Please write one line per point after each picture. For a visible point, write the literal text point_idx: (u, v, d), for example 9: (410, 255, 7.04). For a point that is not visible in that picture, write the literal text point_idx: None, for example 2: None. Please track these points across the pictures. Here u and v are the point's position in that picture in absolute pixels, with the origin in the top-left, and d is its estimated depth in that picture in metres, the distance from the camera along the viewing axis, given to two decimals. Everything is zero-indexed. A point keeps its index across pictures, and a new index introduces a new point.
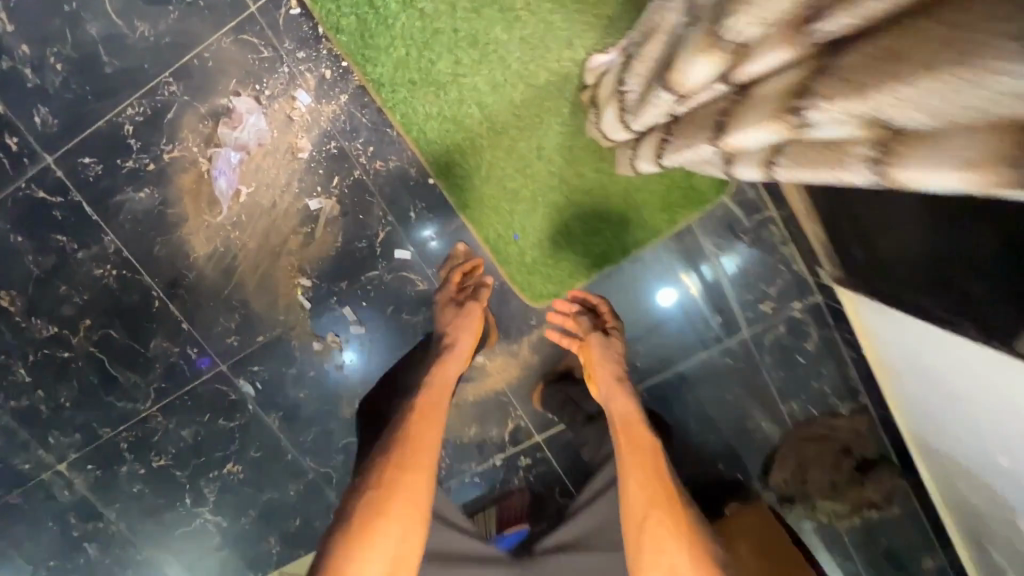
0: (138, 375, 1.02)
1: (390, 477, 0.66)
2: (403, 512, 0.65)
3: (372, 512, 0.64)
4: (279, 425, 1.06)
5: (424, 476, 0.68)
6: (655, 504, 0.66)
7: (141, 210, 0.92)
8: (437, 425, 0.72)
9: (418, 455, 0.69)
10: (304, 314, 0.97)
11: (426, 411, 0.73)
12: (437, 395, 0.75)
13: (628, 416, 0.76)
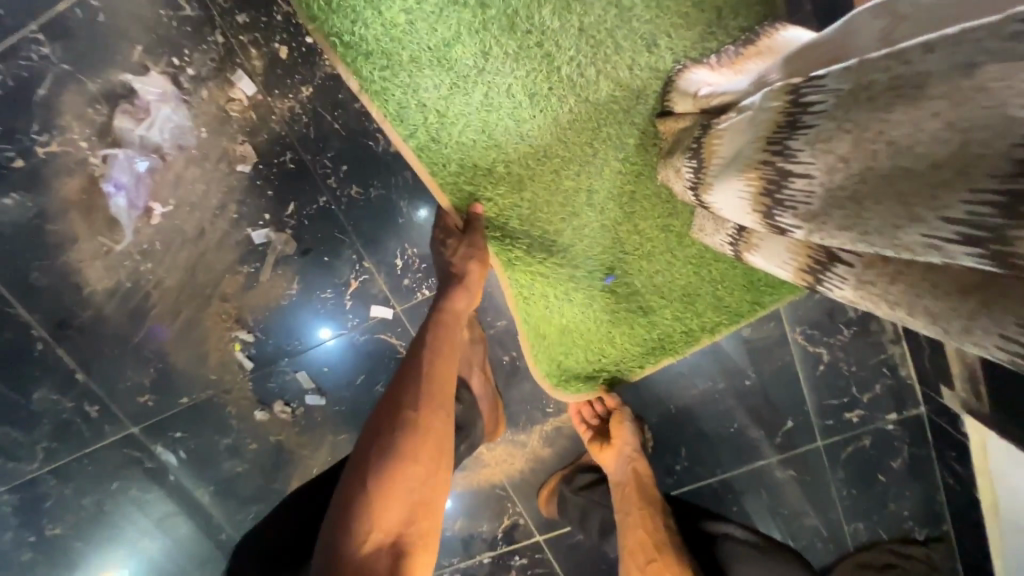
0: (16, 430, 0.76)
1: (400, 467, 0.49)
2: (420, 523, 0.49)
3: (357, 484, 0.49)
4: (209, 500, 0.82)
5: (441, 468, 0.52)
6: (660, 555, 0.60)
7: (5, 221, 0.64)
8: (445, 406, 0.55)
9: (429, 441, 0.52)
10: (243, 375, 0.72)
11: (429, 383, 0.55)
12: (442, 361, 0.57)
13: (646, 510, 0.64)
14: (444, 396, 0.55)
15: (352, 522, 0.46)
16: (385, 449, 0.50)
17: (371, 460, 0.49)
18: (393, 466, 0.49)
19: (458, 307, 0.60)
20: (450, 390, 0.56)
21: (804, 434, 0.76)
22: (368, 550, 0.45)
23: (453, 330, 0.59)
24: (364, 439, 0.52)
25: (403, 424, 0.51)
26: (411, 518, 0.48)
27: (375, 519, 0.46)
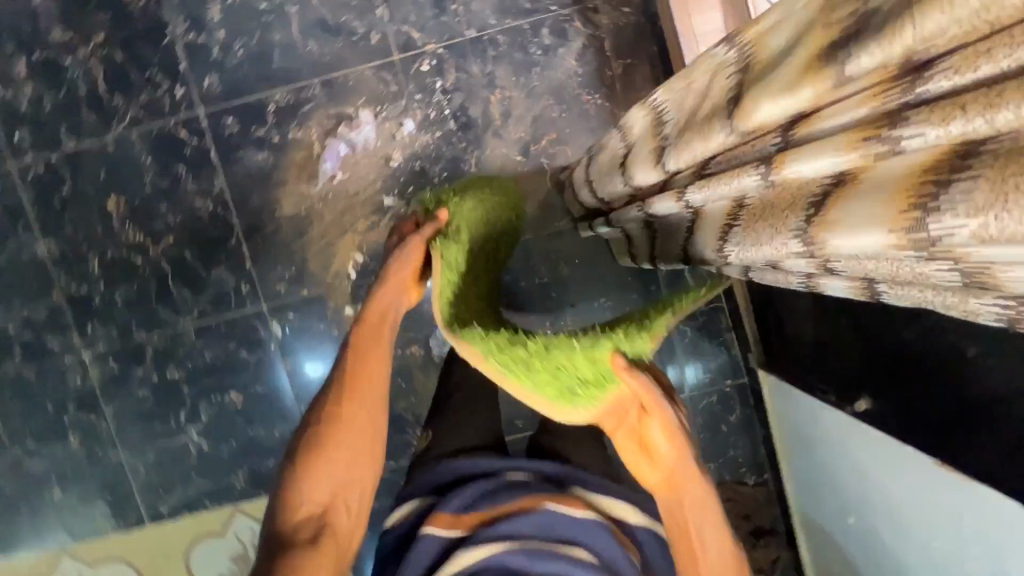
0: (190, 293, 1.21)
1: (328, 454, 0.68)
2: (338, 499, 0.68)
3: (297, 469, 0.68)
4: (290, 370, 1.23)
5: (361, 461, 0.70)
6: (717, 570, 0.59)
7: (254, 167, 1.17)
8: (368, 399, 0.72)
9: (352, 435, 0.70)
10: (348, 281, 1.20)
11: (357, 377, 0.72)
12: (363, 365, 0.73)
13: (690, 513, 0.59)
14: (371, 392, 0.73)
15: (295, 495, 0.67)
16: (320, 441, 0.69)
17: (309, 448, 0.69)
18: (323, 452, 0.68)
19: (384, 314, 0.76)
20: (376, 392, 0.73)
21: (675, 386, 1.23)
22: (303, 518, 0.65)
23: (376, 337, 0.75)
24: (307, 429, 0.71)
25: (336, 423, 0.70)
26: (336, 490, 0.68)
27: (309, 493, 0.66)
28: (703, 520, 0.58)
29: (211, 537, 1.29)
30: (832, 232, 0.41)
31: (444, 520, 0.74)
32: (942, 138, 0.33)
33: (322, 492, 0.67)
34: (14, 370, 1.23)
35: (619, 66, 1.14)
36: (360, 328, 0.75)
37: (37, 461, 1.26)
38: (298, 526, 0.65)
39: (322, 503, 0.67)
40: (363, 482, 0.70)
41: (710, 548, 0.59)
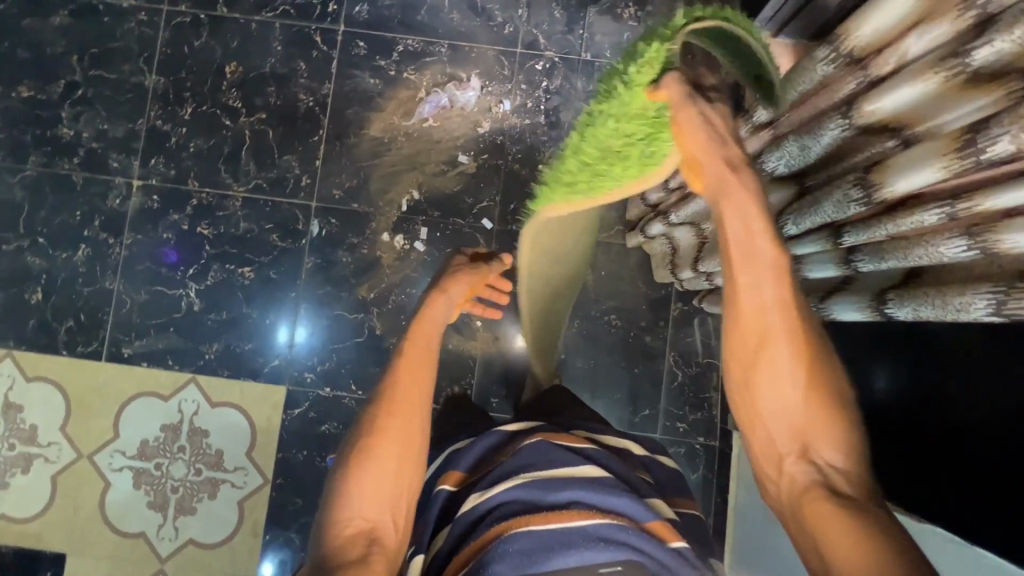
0: (255, 167, 1.29)
1: (369, 467, 0.60)
2: (387, 519, 0.58)
3: (343, 483, 0.59)
4: (308, 269, 1.28)
5: (406, 471, 0.61)
6: (766, 336, 0.52)
7: (362, 87, 1.31)
8: (414, 413, 0.65)
9: (395, 451, 0.61)
10: (397, 211, 1.28)
11: (398, 397, 0.65)
12: (405, 386, 0.66)
13: (751, 226, 0.51)
14: (414, 409, 0.65)
15: (337, 513, 0.58)
16: (360, 461, 0.60)
17: (348, 467, 0.61)
18: (363, 467, 0.60)
19: (427, 349, 0.73)
20: (421, 408, 0.65)
21: (649, 424, 1.26)
22: (349, 537, 0.56)
23: (421, 361, 0.71)
24: (347, 453, 0.62)
25: (377, 436, 0.62)
26: (373, 508, 0.58)
27: (352, 506, 0.58)
28: (746, 273, 0.51)
29: (155, 397, 1.26)
30: (891, 174, 0.52)
31: (455, 476, 0.67)
32: (1010, 49, 0.41)
33: (367, 506, 0.58)
34: (66, 170, 1.29)
35: None
36: (411, 356, 0.71)
37: (36, 259, 1.27)
38: (341, 550, 0.55)
39: (365, 519, 0.57)
40: (409, 498, 0.60)
41: (759, 304, 0.52)
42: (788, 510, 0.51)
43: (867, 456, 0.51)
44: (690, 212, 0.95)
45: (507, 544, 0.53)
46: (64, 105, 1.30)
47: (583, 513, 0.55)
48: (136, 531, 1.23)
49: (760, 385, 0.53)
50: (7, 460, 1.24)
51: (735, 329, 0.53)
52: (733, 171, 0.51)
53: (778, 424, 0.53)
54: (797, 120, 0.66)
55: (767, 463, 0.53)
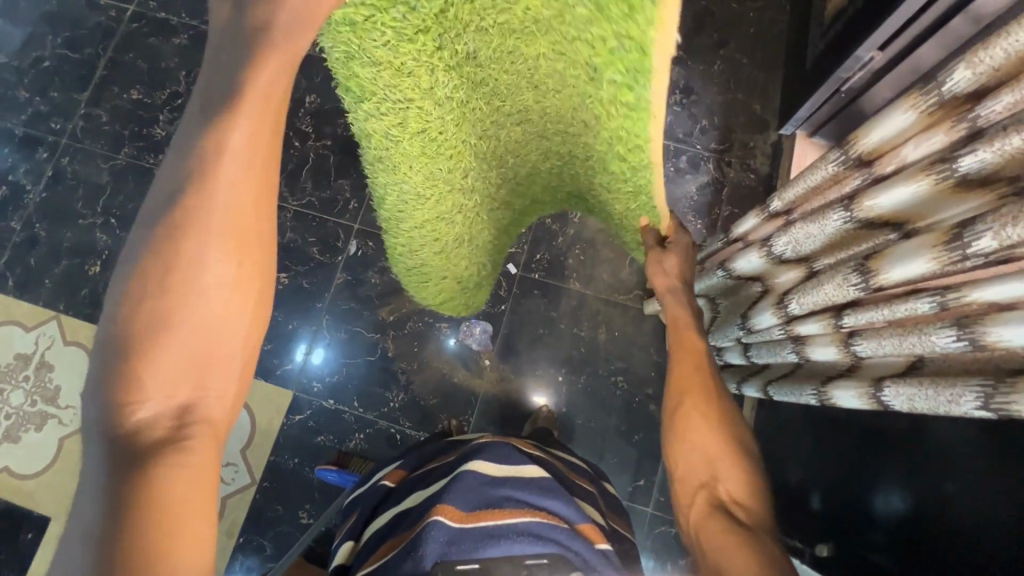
0: (311, 185, 1.41)
1: (180, 329, 0.40)
2: (201, 416, 0.41)
3: (125, 342, 0.39)
4: (338, 284, 1.35)
5: (236, 329, 0.42)
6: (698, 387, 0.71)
7: None
8: (243, 246, 0.42)
9: (216, 291, 0.41)
10: None
11: (214, 206, 0.40)
12: (237, 192, 0.41)
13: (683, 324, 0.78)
14: (256, 236, 0.43)
15: (118, 387, 0.38)
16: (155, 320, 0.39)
17: (133, 313, 0.39)
18: (165, 332, 0.39)
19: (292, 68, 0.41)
20: (261, 226, 0.43)
21: (642, 495, 1.21)
22: (144, 417, 0.39)
23: (268, 128, 0.41)
24: (137, 293, 0.39)
25: (194, 270, 0.40)
26: (182, 385, 0.40)
27: (141, 385, 0.39)
28: (685, 349, 0.75)
29: None
30: (889, 264, 0.54)
31: (397, 474, 0.78)
32: (992, 157, 0.44)
33: (162, 382, 0.39)
34: (149, 165, 1.45)
35: (728, 210, 1.33)
36: (240, 126, 0.40)
37: (104, 236, 1.41)
38: (139, 432, 0.38)
39: (168, 397, 0.39)
40: (242, 366, 0.43)
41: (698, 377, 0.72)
42: (693, 531, 0.64)
43: (767, 502, 0.65)
44: (706, 283, 0.97)
45: (439, 531, 0.57)
46: (163, 110, 1.48)
47: (520, 511, 0.61)
48: None
49: (684, 433, 0.69)
50: (26, 415, 1.31)
51: (678, 383, 0.72)
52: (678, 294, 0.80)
53: (693, 465, 0.68)
54: (809, 211, 0.68)
55: (683, 499, 0.67)
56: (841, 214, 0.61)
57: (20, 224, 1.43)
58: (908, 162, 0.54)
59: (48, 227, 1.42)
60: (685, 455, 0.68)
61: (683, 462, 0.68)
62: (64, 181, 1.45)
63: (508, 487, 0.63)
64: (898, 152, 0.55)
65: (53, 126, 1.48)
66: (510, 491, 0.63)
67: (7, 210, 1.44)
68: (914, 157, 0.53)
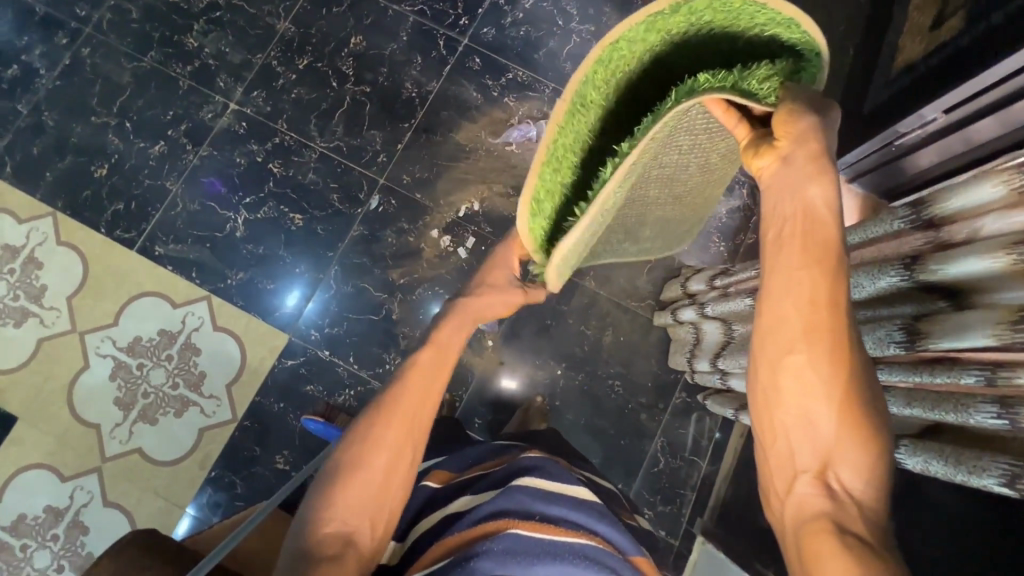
0: (342, 130, 1.36)
1: (359, 476, 0.63)
2: (358, 540, 0.61)
3: (326, 486, 0.63)
4: (353, 237, 1.31)
5: (392, 484, 0.65)
6: (818, 334, 0.51)
7: (463, 96, 1.38)
8: (409, 429, 0.66)
9: (386, 461, 0.65)
10: (453, 214, 1.33)
11: (399, 404, 0.67)
12: (409, 392, 0.68)
13: (815, 217, 0.54)
14: (415, 426, 0.67)
15: (319, 512, 0.62)
16: (348, 468, 0.64)
17: (338, 464, 0.64)
18: (352, 482, 0.63)
19: (456, 336, 0.76)
20: (421, 415, 0.68)
21: None
22: (327, 534, 0.60)
23: (439, 362, 0.72)
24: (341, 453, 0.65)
25: (372, 441, 0.65)
26: (353, 512, 0.62)
27: (333, 513, 0.61)
28: (806, 262, 0.53)
29: (165, 301, 1.28)
30: (942, 330, 0.55)
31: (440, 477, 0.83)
32: None
33: (346, 514, 0.62)
34: (176, 74, 1.38)
35: (753, 238, 1.33)
36: (424, 354, 0.72)
37: (115, 139, 1.34)
38: (320, 545, 0.59)
39: (343, 525, 0.61)
40: (389, 513, 0.64)
41: (814, 310, 0.52)
42: (788, 525, 0.53)
43: (885, 484, 0.51)
44: (730, 308, 0.98)
45: (495, 543, 0.62)
46: (199, 20, 1.40)
47: (574, 533, 0.67)
48: (93, 420, 1.22)
49: (783, 393, 0.53)
50: (5, 309, 1.26)
51: (778, 332, 0.53)
52: (808, 181, 0.55)
53: (797, 439, 0.53)
54: (867, 260, 0.69)
55: (779, 476, 0.54)
56: (901, 270, 0.61)
57: (26, 109, 1.35)
58: (984, 235, 0.54)
59: (57, 117, 1.34)
60: (785, 420, 0.53)
61: (780, 432, 0.54)
62: (81, 73, 1.37)
63: (556, 504, 0.69)
64: (975, 223, 0.55)
65: (78, 12, 1.39)
66: (559, 509, 0.69)
67: (16, 91, 1.35)
68: (991, 232, 0.53)
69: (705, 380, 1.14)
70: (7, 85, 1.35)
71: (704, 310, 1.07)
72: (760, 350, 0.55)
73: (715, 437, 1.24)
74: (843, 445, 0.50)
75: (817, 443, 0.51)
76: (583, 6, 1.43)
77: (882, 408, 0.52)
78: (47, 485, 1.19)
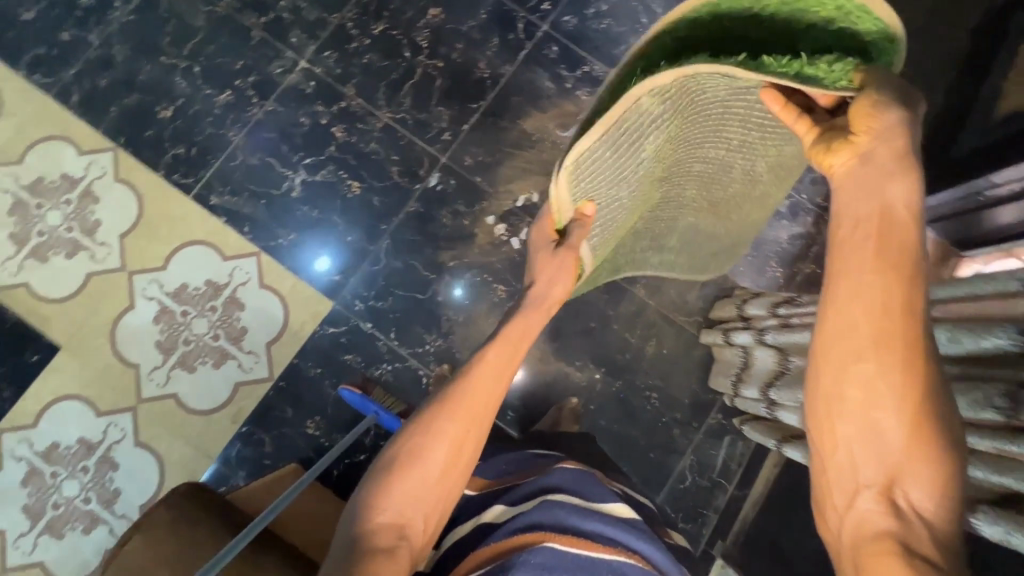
0: (410, 102, 1.34)
1: (419, 468, 0.67)
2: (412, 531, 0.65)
3: (384, 476, 0.67)
4: (408, 213, 1.30)
5: (449, 481, 0.69)
6: (888, 337, 0.50)
7: (536, 84, 1.35)
8: (469, 426, 0.71)
9: (446, 457, 0.68)
10: (511, 203, 1.31)
11: (464, 404, 0.72)
12: (475, 394, 0.72)
13: (896, 222, 0.53)
14: (474, 425, 0.71)
15: (377, 500, 0.66)
16: (409, 455, 0.68)
17: (398, 457, 0.68)
18: (410, 475, 0.67)
19: (522, 333, 0.82)
20: (484, 413, 0.72)
21: None
22: (384, 522, 0.64)
23: (503, 360, 0.77)
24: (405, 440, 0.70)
25: (433, 435, 0.69)
26: (409, 509, 0.66)
27: (388, 501, 0.65)
28: (880, 263, 0.52)
29: (214, 252, 1.27)
30: None
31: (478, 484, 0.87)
32: None
33: (402, 505, 0.65)
34: (249, 23, 1.35)
35: (811, 268, 1.30)
36: (492, 351, 0.77)
37: (182, 83, 1.33)
38: (377, 534, 0.63)
39: (400, 514, 0.65)
40: (439, 512, 0.68)
41: (885, 315, 0.51)
42: (845, 543, 0.51)
43: (960, 509, 0.48)
44: (794, 338, 0.95)
45: (531, 556, 0.64)
46: None
47: (610, 549, 0.69)
48: (132, 361, 1.23)
49: (848, 399, 0.52)
50: (58, 239, 1.26)
51: (844, 338, 0.52)
52: (892, 180, 0.55)
53: (860, 450, 0.51)
54: (978, 318, 0.66)
55: (839, 492, 0.52)
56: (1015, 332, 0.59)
57: (98, 40, 1.33)
58: None
59: (127, 53, 1.33)
60: (847, 428, 0.52)
61: (840, 439, 0.52)
62: (155, 10, 1.35)
63: (594, 520, 0.71)
64: None
65: None
66: (598, 524, 0.71)
67: (89, 21, 1.34)
68: None
69: (747, 406, 1.13)
70: (81, 13, 1.34)
71: (762, 336, 1.05)
72: (822, 354, 0.54)
73: (746, 463, 1.23)
74: (910, 457, 0.48)
75: (884, 455, 0.49)
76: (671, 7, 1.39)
77: (958, 423, 0.49)
78: (82, 418, 1.21)
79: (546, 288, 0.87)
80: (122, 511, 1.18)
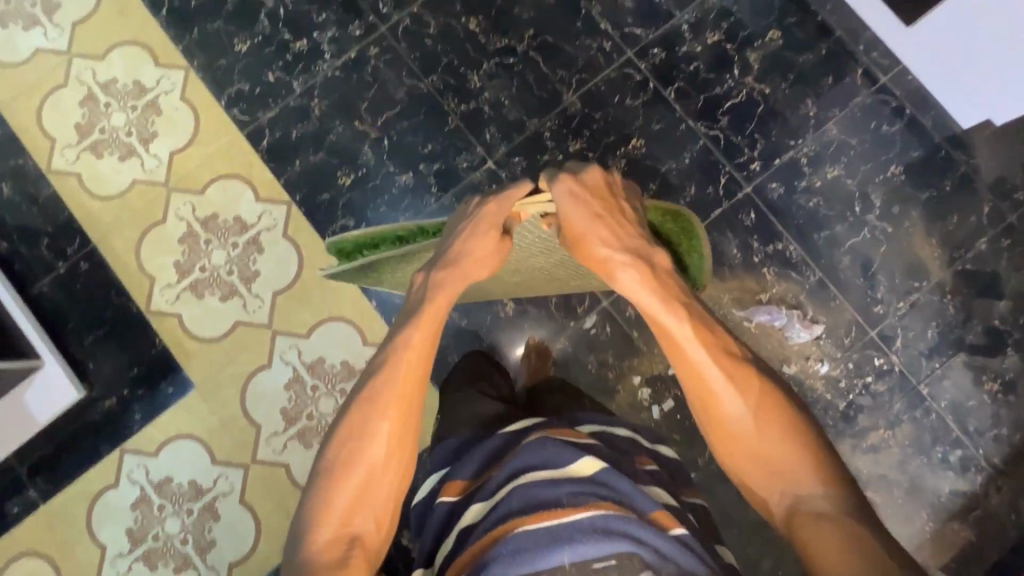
0: None
1: (361, 468, 0.75)
2: (366, 521, 0.75)
3: (326, 482, 0.76)
4: (554, 350, 1.25)
5: (390, 464, 0.77)
6: (699, 384, 0.81)
7: (722, 249, 1.27)
8: (399, 403, 0.78)
9: (381, 455, 0.76)
10: (662, 368, 1.24)
11: (383, 382, 0.79)
12: (400, 373, 0.79)
13: (674, 293, 0.85)
14: (402, 409, 0.78)
15: (320, 514, 0.74)
16: (343, 462, 0.76)
17: (331, 467, 0.76)
18: (346, 482, 0.75)
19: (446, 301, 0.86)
20: (412, 391, 0.80)
21: None
22: (332, 539, 0.73)
23: (431, 331, 0.84)
24: (334, 451, 0.77)
25: (366, 432, 0.77)
26: (354, 515, 0.74)
27: (330, 510, 0.74)
28: (684, 329, 0.82)
29: (357, 333, 1.26)
30: None
31: (455, 487, 0.82)
32: None
33: (346, 508, 0.74)
34: (448, 108, 1.32)
35: (964, 532, 1.19)
36: (417, 334, 0.82)
37: (369, 153, 1.31)
38: (327, 547, 0.72)
39: (347, 525, 0.74)
40: (388, 508, 0.76)
41: (695, 367, 0.80)
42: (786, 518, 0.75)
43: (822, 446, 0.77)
44: None
45: (506, 546, 0.64)
46: (490, 61, 1.33)
47: (580, 509, 0.66)
48: (255, 420, 1.24)
49: (724, 425, 0.79)
50: (218, 279, 1.28)
51: (695, 387, 0.81)
52: (630, 273, 0.85)
53: (750, 454, 0.78)
54: None
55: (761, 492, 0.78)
56: None
57: (300, 89, 1.33)
58: None
59: (324, 108, 1.32)
60: (738, 444, 0.79)
61: (735, 448, 0.79)
62: (360, 72, 1.33)
63: (556, 483, 0.70)
64: None
65: (379, 7, 1.35)
66: (562, 489, 0.69)
67: (296, 67, 1.33)
68: None
69: None
70: (290, 57, 1.34)
71: None
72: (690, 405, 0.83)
73: None
74: (772, 441, 0.77)
75: (760, 456, 0.77)
76: (889, 201, 1.28)
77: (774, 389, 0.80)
78: (197, 462, 1.24)
79: (472, 267, 0.89)
80: (212, 562, 1.21)
